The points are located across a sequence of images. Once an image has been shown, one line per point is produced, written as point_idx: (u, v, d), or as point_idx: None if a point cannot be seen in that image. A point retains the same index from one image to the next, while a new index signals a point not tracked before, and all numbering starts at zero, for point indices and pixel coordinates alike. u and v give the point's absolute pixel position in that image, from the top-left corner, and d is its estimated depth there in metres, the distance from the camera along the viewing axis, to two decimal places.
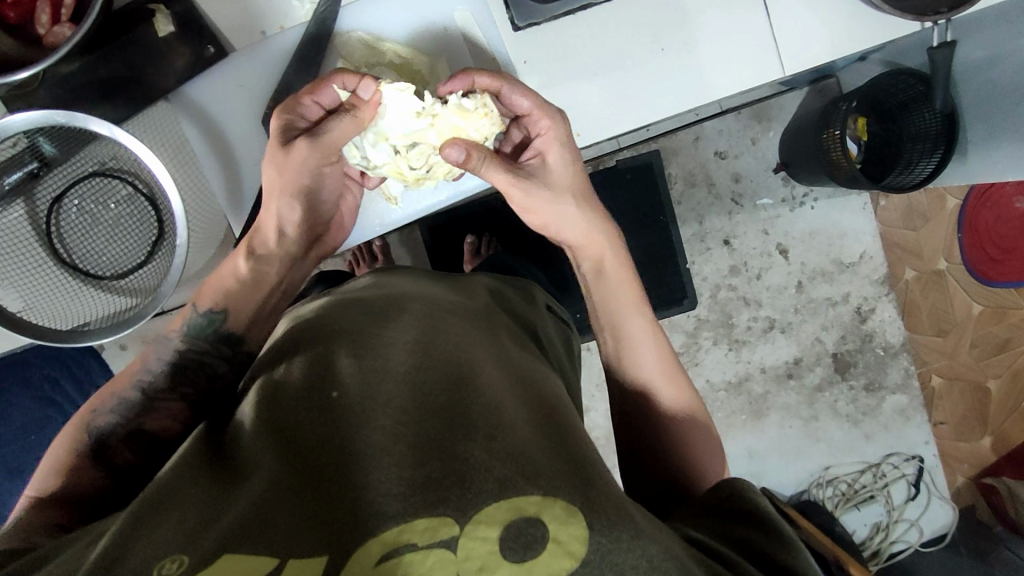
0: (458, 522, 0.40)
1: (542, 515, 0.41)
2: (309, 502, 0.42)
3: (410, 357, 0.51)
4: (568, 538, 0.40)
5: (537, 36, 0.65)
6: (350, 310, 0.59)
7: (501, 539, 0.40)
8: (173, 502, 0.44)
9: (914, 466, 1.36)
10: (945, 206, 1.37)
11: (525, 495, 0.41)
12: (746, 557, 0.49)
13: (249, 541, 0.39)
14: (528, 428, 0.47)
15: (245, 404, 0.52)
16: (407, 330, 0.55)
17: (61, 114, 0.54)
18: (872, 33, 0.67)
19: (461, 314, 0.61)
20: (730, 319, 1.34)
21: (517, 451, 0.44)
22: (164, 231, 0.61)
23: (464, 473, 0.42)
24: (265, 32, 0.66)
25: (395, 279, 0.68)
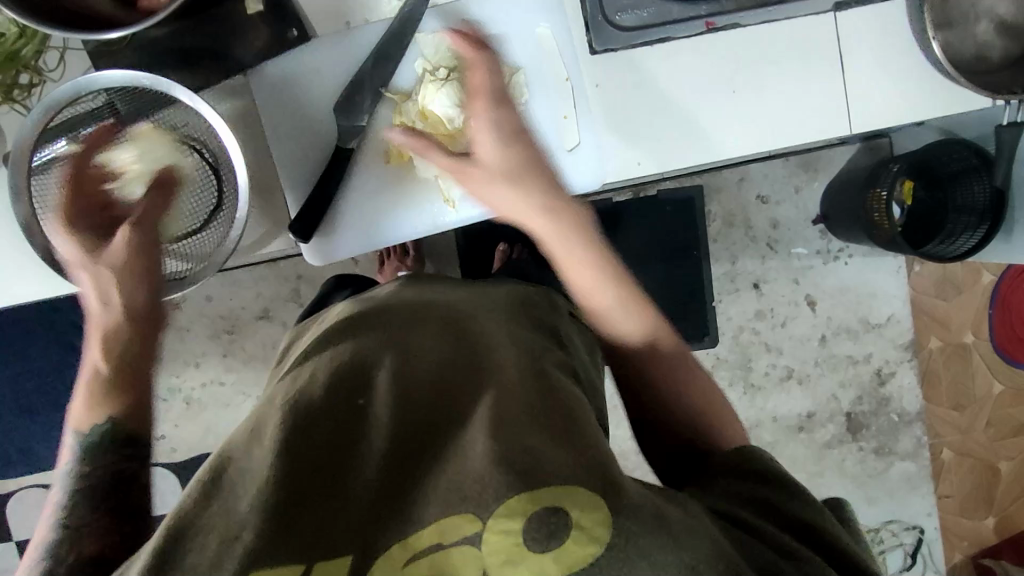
0: (482, 517, 0.40)
1: (565, 505, 0.41)
2: (335, 500, 0.42)
3: (431, 369, 0.52)
4: (591, 525, 0.41)
5: (612, 61, 0.66)
6: (371, 315, 0.60)
7: (526, 530, 0.40)
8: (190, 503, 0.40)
9: (913, 536, 1.36)
10: (979, 279, 1.36)
11: (546, 485, 0.41)
12: (769, 521, 0.49)
13: (275, 527, 0.39)
14: (544, 425, 0.47)
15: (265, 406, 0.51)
16: (427, 341, 0.56)
17: (147, 78, 0.55)
18: (941, 102, 0.67)
19: (483, 317, 0.63)
20: (748, 363, 1.34)
21: (534, 447, 0.44)
22: (224, 200, 0.63)
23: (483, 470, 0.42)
24: (349, 23, 0.67)
25: (414, 286, 0.69)
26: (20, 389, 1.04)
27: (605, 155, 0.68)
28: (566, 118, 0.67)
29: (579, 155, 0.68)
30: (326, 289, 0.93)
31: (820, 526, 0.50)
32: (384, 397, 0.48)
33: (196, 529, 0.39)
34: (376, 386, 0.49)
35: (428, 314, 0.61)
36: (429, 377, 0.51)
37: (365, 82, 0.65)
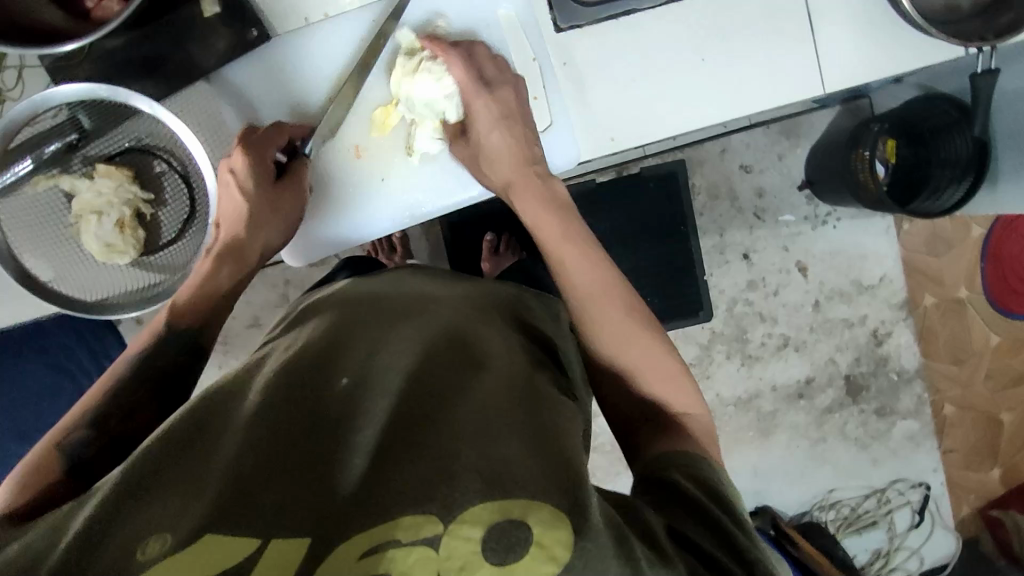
0: (442, 521, 0.39)
1: (527, 518, 0.40)
2: (304, 490, 0.42)
3: (412, 365, 0.52)
4: (551, 543, 0.40)
5: (578, 38, 0.65)
6: (353, 318, 0.60)
7: (483, 540, 0.39)
8: (167, 480, 0.43)
9: (920, 493, 1.36)
10: (969, 233, 1.36)
11: (512, 497, 0.41)
12: (710, 544, 0.47)
13: (230, 518, 0.39)
14: (520, 434, 0.47)
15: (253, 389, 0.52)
16: (413, 338, 0.56)
17: (105, 89, 0.54)
18: (916, 55, 0.66)
19: (469, 315, 0.62)
20: (744, 334, 1.34)
21: (507, 457, 0.44)
22: (197, 210, 0.62)
23: (453, 471, 0.42)
24: (308, 19, 0.65)
25: (398, 284, 0.69)
26: (14, 414, 1.04)
27: (579, 134, 0.67)
28: (536, 100, 0.66)
29: (553, 137, 0.67)
30: (334, 269, 0.90)
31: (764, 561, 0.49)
32: (365, 407, 0.48)
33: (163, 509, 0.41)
34: (361, 397, 0.49)
35: (411, 314, 0.61)
36: (412, 381, 0.50)
37: (338, 76, 0.66)
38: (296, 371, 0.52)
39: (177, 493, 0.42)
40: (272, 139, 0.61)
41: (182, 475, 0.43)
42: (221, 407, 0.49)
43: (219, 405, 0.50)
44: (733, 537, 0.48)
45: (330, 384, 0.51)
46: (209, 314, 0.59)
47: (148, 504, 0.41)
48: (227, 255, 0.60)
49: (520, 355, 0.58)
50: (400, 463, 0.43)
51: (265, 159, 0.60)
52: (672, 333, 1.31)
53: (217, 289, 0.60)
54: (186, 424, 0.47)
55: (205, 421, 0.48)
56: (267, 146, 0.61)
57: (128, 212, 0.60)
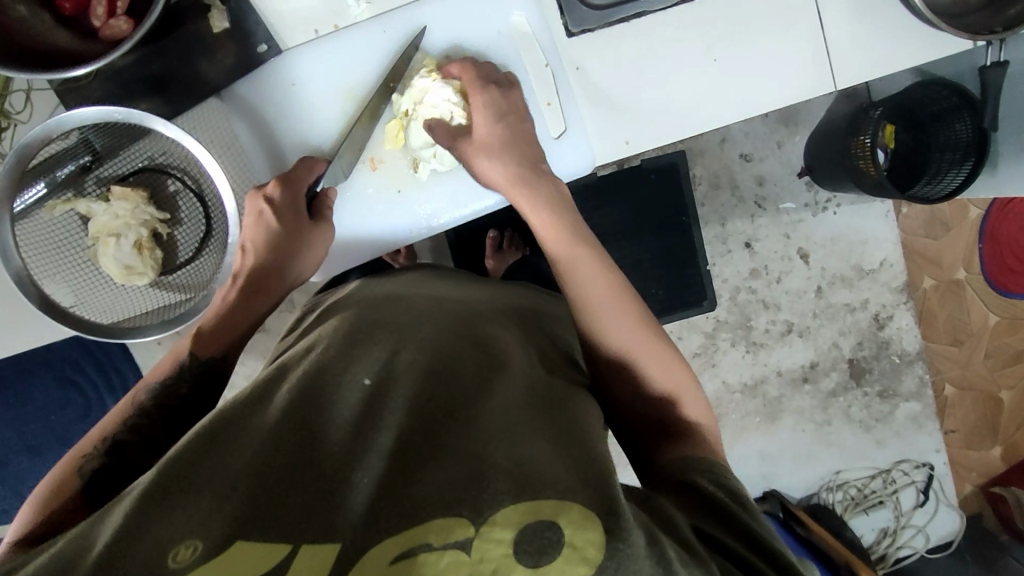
0: (473, 523, 0.39)
1: (557, 520, 0.40)
2: (332, 490, 0.41)
3: (430, 363, 0.52)
4: (583, 544, 0.40)
5: (590, 42, 0.65)
6: (364, 316, 0.60)
7: (516, 542, 0.39)
8: (190, 481, 0.41)
9: (924, 473, 1.38)
10: (966, 215, 1.38)
11: (542, 499, 0.41)
12: (734, 543, 0.48)
13: (263, 521, 0.39)
14: (542, 441, 0.47)
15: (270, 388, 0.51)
16: (428, 336, 0.56)
17: (120, 112, 0.53)
18: (925, 49, 0.66)
19: (481, 314, 0.62)
20: (748, 322, 1.35)
21: (532, 462, 0.44)
22: (213, 230, 0.62)
23: (482, 475, 0.42)
24: (318, 31, 0.65)
25: (411, 284, 0.68)
26: (24, 428, 1.04)
27: (593, 138, 0.67)
28: (549, 105, 0.67)
29: (568, 142, 0.68)
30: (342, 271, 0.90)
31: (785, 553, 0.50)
32: (391, 406, 0.47)
33: (189, 513, 0.40)
34: (386, 395, 0.48)
35: (424, 312, 0.60)
36: (435, 381, 0.50)
37: (352, 87, 0.65)
38: (320, 370, 0.51)
39: (205, 494, 0.41)
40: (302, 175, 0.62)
41: (210, 475, 0.42)
42: (241, 405, 0.48)
43: (244, 402, 0.49)
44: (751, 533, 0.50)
45: (348, 382, 0.50)
46: (231, 346, 0.58)
47: (176, 503, 0.40)
48: (254, 288, 0.59)
49: (534, 358, 0.58)
50: (430, 468, 0.42)
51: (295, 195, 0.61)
52: (677, 323, 1.32)
53: (241, 323, 0.59)
54: (214, 422, 0.46)
55: (231, 419, 0.46)
56: (298, 180, 0.62)
57: (145, 233, 0.59)
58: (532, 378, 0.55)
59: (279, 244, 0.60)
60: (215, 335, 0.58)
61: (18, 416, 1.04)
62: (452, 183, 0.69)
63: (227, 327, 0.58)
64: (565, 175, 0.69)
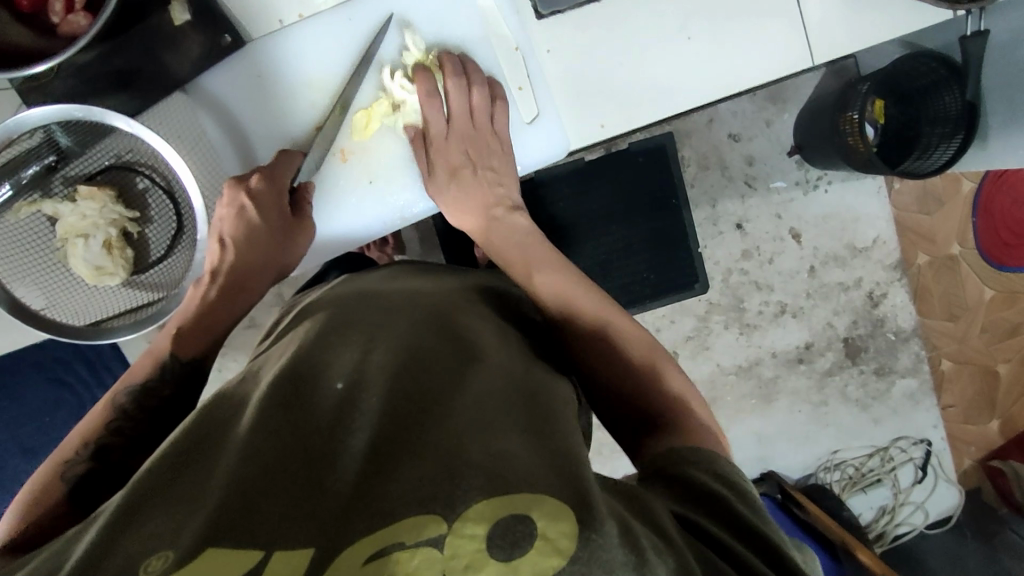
0: (446, 520, 0.37)
1: (531, 513, 0.37)
2: (304, 494, 0.40)
3: (406, 361, 0.51)
4: (556, 536, 0.37)
5: (560, 23, 0.63)
6: (343, 317, 0.59)
7: (488, 537, 0.37)
8: (165, 495, 0.42)
9: (921, 450, 1.38)
10: (959, 188, 1.36)
11: (517, 493, 0.38)
12: (727, 532, 0.45)
13: (234, 528, 0.38)
14: (521, 432, 0.45)
15: (250, 392, 0.50)
16: (405, 334, 0.55)
17: (79, 109, 0.52)
18: (904, 21, 0.65)
19: (463, 309, 0.61)
20: (741, 304, 1.34)
21: (509, 452, 0.42)
22: (185, 226, 0.61)
23: (455, 469, 0.40)
24: (283, 22, 0.64)
25: (391, 282, 0.67)
26: (17, 432, 1.03)
27: (567, 123, 0.66)
28: (520, 89, 0.66)
29: (541, 127, 0.67)
30: (323, 268, 0.89)
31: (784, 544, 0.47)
32: (363, 405, 0.46)
33: (162, 523, 0.40)
34: (359, 395, 0.47)
35: (404, 310, 0.59)
36: (409, 378, 0.49)
37: (319, 79, 0.64)
38: (292, 370, 0.50)
39: (180, 508, 0.41)
40: (282, 170, 0.61)
41: (185, 490, 0.42)
42: (218, 416, 0.48)
43: (222, 414, 0.48)
44: (743, 519, 0.47)
45: (322, 386, 0.49)
46: (210, 345, 0.58)
47: (151, 519, 0.40)
48: (234, 287, 0.59)
49: (516, 351, 0.57)
50: (404, 466, 0.41)
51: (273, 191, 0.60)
52: (670, 307, 1.31)
53: (221, 322, 0.59)
54: (191, 436, 0.46)
55: (207, 433, 0.46)
56: (279, 174, 0.61)
57: (114, 232, 0.59)
58: (513, 368, 0.53)
59: (259, 238, 0.59)
60: (195, 333, 0.57)
61: (9, 421, 1.03)
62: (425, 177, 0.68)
63: (206, 326, 0.58)
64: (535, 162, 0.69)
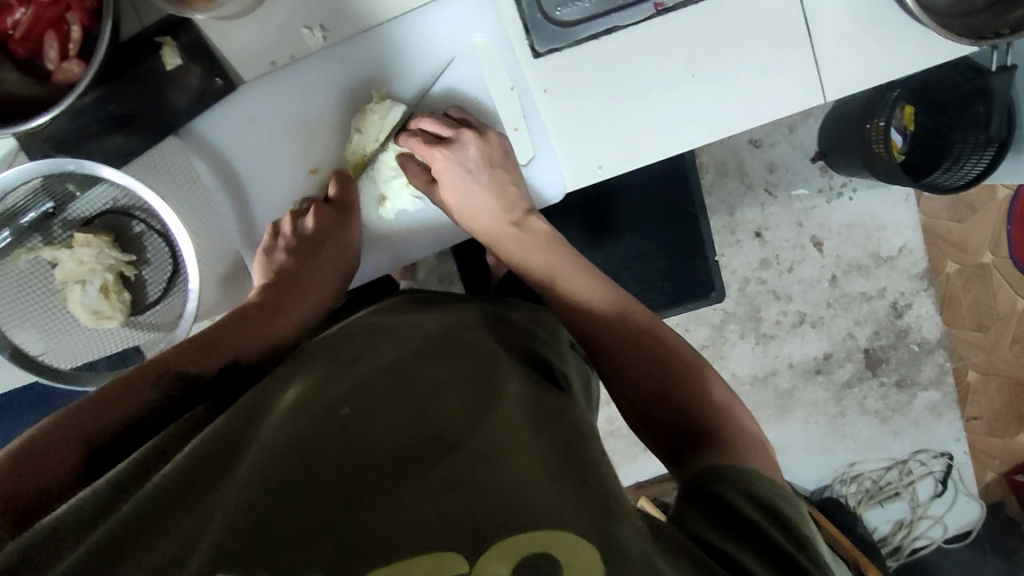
0: (467, 556, 0.35)
1: (553, 549, 0.36)
2: (323, 526, 0.36)
3: (424, 400, 0.48)
4: (582, 570, 0.35)
5: (560, 61, 0.62)
6: (356, 353, 0.56)
7: (512, 574, 0.34)
8: (166, 518, 0.37)
9: (942, 464, 1.34)
10: (994, 196, 1.31)
11: (539, 527, 0.36)
12: (765, 564, 0.42)
13: (250, 557, 0.34)
14: (542, 470, 0.42)
15: (260, 420, 0.46)
16: (421, 369, 0.52)
17: (68, 163, 0.54)
18: (921, 55, 0.61)
19: (477, 347, 0.57)
20: (759, 313, 1.31)
21: (532, 490, 0.39)
22: (180, 268, 0.61)
23: (478, 508, 0.37)
24: (274, 62, 0.63)
25: (396, 320, 0.63)
26: None
27: (565, 161, 0.66)
28: (517, 130, 0.67)
29: (539, 168, 0.67)
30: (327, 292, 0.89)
31: (820, 567, 0.43)
32: (377, 437, 0.44)
33: (165, 547, 0.35)
34: (373, 426, 0.45)
35: (417, 347, 0.56)
36: (422, 412, 0.46)
37: (314, 120, 0.64)
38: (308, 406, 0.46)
39: (182, 533, 0.36)
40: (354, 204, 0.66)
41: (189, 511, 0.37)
42: (222, 439, 0.44)
43: (225, 432, 0.45)
44: (778, 542, 0.44)
45: (338, 418, 0.45)
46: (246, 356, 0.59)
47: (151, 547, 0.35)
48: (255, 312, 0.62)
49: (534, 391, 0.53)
50: (422, 500, 0.38)
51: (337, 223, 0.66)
52: (685, 316, 1.29)
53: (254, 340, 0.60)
54: (194, 453, 0.42)
55: (211, 451, 0.42)
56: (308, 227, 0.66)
57: (111, 276, 0.60)
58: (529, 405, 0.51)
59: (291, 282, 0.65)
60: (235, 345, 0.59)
61: None
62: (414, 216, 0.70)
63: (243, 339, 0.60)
64: (550, 199, 0.68)
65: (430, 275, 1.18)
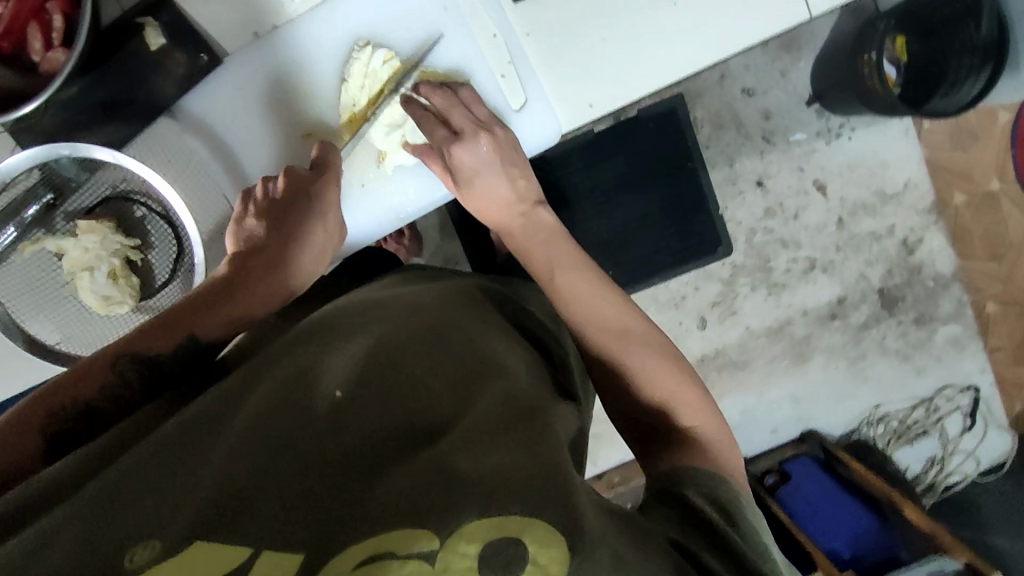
0: (438, 535, 0.34)
1: (523, 535, 0.35)
2: (296, 491, 0.36)
3: (411, 363, 0.46)
4: (547, 561, 0.35)
5: (540, 2, 0.62)
6: (345, 315, 0.54)
7: (481, 556, 0.34)
8: (148, 479, 0.37)
9: (969, 397, 1.33)
10: (996, 122, 1.29)
11: (509, 510, 0.35)
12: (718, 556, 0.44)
13: (225, 523, 0.34)
14: (522, 443, 0.40)
15: (247, 382, 0.45)
16: (411, 332, 0.50)
17: (64, 146, 0.57)
18: None
19: (470, 317, 0.56)
20: (768, 263, 1.29)
21: (509, 466, 0.38)
22: (185, 247, 0.63)
23: (453, 482, 0.36)
24: (257, 33, 0.64)
25: (386, 289, 0.62)
26: None
27: (555, 104, 0.66)
28: (503, 78, 0.65)
29: (530, 114, 0.66)
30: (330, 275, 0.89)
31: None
32: (362, 399, 0.42)
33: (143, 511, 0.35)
34: (357, 386, 0.43)
35: (412, 311, 0.55)
36: (410, 377, 0.45)
37: (303, 84, 0.65)
38: (293, 368, 0.45)
39: (161, 496, 0.36)
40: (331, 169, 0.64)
41: (174, 475, 0.37)
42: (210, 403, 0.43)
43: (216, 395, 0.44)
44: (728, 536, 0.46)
45: (322, 380, 0.44)
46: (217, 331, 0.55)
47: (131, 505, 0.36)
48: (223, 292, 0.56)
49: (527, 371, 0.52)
50: (396, 475, 0.37)
51: (303, 199, 0.62)
52: (694, 273, 1.28)
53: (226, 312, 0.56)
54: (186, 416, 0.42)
55: (198, 414, 0.42)
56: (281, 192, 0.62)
57: (117, 261, 0.62)
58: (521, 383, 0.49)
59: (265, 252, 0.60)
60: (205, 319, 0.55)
61: None
62: (412, 177, 0.68)
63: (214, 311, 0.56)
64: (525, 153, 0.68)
65: (435, 256, 1.18)
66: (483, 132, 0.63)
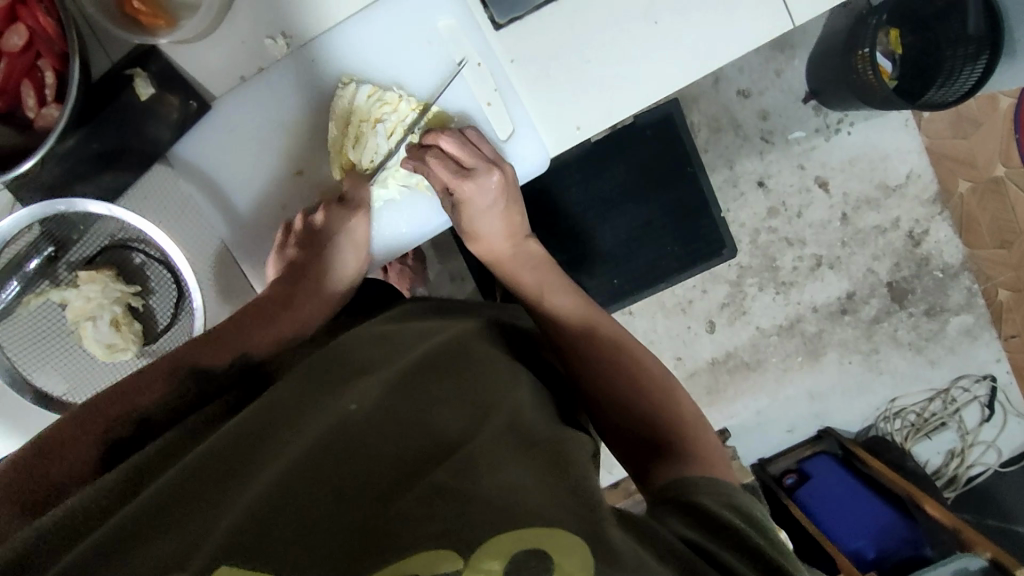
0: (462, 555, 0.33)
1: (544, 548, 0.33)
2: (317, 522, 0.35)
3: (417, 397, 0.46)
4: (571, 573, 0.33)
5: (520, 29, 0.63)
6: (348, 349, 0.54)
7: (505, 573, 0.32)
8: (169, 514, 0.36)
9: (986, 387, 1.31)
10: (997, 106, 1.28)
11: (530, 526, 0.34)
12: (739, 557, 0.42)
13: (247, 547, 0.33)
14: (531, 468, 0.40)
15: (254, 416, 0.45)
16: (415, 364, 0.50)
17: (59, 203, 0.59)
18: None
19: (471, 342, 0.56)
20: (774, 263, 1.29)
21: (525, 488, 0.37)
22: (185, 291, 0.64)
23: (471, 502, 0.35)
24: (244, 77, 0.65)
25: (376, 325, 0.61)
26: None
27: (541, 128, 0.66)
28: (490, 106, 0.65)
29: (518, 143, 0.67)
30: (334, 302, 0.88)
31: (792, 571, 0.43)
32: (379, 431, 0.42)
33: (168, 542, 0.34)
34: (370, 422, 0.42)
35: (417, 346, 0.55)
36: (420, 409, 0.44)
37: (292, 125, 0.66)
38: (301, 412, 0.45)
39: (183, 530, 0.35)
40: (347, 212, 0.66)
41: (200, 509, 0.36)
42: (221, 437, 0.43)
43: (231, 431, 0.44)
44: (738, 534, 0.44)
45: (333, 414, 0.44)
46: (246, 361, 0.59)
47: (153, 542, 0.35)
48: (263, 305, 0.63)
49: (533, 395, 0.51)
50: (413, 498, 0.36)
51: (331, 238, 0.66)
52: (699, 277, 1.28)
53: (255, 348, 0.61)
54: (203, 450, 0.42)
55: (217, 447, 0.41)
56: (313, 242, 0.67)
57: (119, 309, 0.63)
58: (533, 410, 0.48)
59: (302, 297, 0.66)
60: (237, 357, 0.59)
61: None
62: (407, 207, 0.69)
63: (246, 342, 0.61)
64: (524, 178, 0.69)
65: (441, 275, 1.18)
66: (496, 168, 0.65)
